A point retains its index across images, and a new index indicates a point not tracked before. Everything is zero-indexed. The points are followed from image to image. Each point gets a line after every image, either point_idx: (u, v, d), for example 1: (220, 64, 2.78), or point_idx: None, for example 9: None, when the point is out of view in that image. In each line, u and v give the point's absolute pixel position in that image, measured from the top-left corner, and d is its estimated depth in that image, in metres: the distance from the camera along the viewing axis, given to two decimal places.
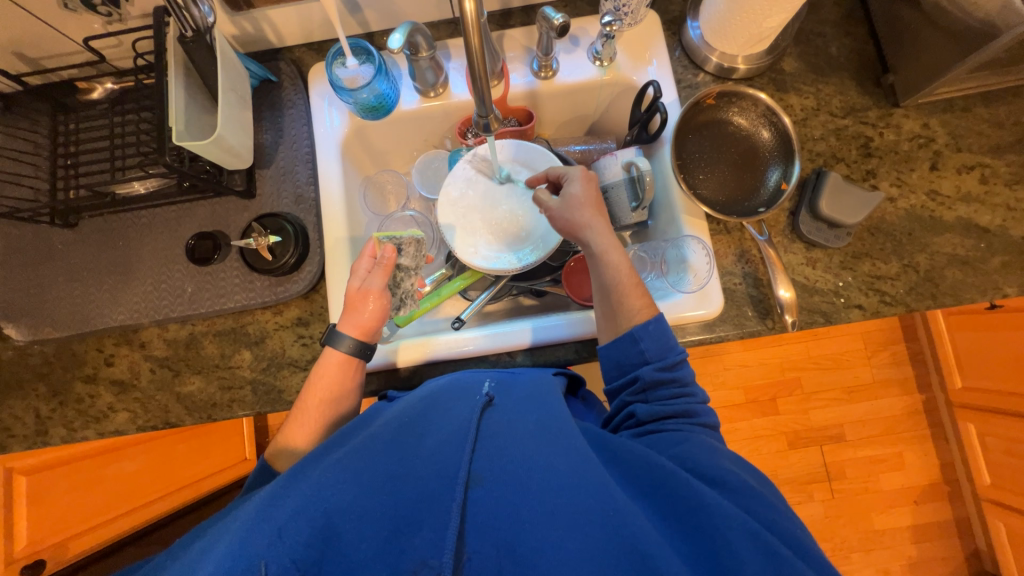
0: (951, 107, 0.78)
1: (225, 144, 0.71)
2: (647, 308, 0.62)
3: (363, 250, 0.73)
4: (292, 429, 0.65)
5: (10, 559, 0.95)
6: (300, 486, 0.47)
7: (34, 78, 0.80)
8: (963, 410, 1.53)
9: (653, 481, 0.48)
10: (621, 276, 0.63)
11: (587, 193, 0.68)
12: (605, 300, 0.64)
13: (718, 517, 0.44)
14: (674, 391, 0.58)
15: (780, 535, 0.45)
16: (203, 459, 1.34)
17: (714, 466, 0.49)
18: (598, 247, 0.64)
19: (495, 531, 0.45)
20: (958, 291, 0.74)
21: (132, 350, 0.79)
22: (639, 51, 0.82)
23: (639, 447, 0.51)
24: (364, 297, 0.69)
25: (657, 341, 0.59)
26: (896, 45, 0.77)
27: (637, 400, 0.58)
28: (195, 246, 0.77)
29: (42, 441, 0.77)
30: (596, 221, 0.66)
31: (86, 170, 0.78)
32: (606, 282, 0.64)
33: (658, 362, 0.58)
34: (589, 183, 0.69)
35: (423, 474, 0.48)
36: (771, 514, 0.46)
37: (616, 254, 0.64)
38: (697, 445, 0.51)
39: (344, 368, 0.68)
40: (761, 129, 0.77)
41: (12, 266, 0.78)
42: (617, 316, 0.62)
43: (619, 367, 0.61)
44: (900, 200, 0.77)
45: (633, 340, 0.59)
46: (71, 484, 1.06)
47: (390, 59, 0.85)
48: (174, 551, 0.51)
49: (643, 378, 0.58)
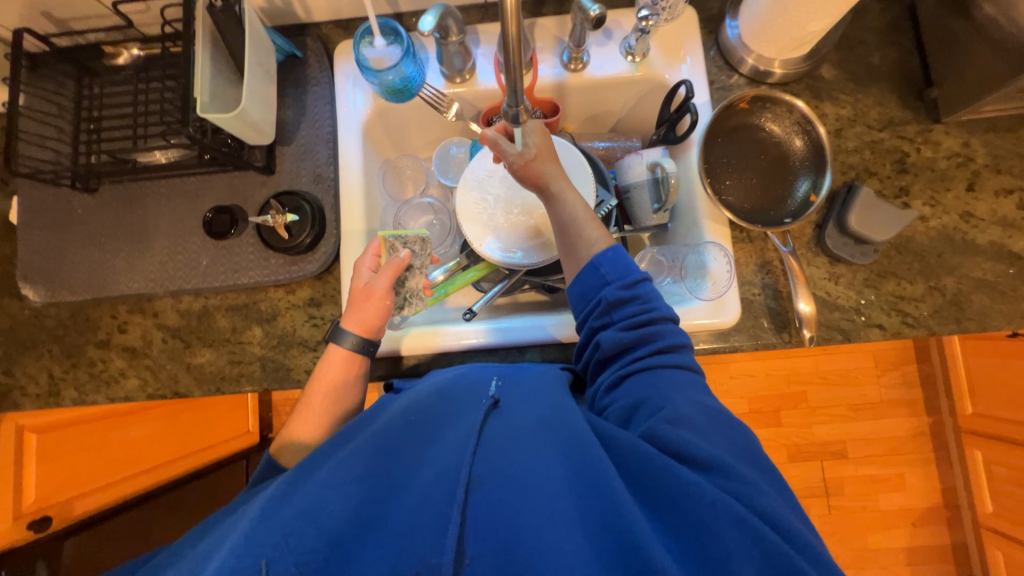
0: (994, 126, 0.75)
1: (249, 119, 0.71)
2: (605, 239, 0.62)
3: (369, 247, 0.73)
4: (297, 424, 0.66)
5: (17, 513, 0.98)
6: (304, 487, 0.47)
7: (61, 39, 0.80)
8: (972, 436, 1.50)
9: (644, 473, 0.47)
10: (579, 213, 0.64)
11: (541, 142, 0.67)
12: (564, 237, 0.65)
13: (715, 521, 0.42)
14: (638, 308, 0.57)
15: (778, 526, 0.43)
16: (209, 431, 1.37)
17: (704, 450, 0.47)
18: (555, 187, 0.65)
19: (495, 535, 0.44)
20: (984, 318, 0.72)
21: (145, 318, 0.80)
22: (673, 48, 0.80)
23: (624, 435, 0.49)
24: (367, 295, 0.68)
25: (618, 264, 0.59)
26: (943, 58, 0.74)
27: (603, 323, 0.58)
28: (212, 219, 0.77)
29: (54, 402, 0.78)
30: (552, 169, 0.66)
31: (108, 135, 0.78)
32: (565, 219, 0.64)
33: (620, 282, 0.58)
34: (543, 134, 0.68)
35: (426, 478, 0.48)
36: (768, 504, 0.44)
37: (573, 194, 0.65)
38: (676, 409, 0.50)
39: (348, 362, 0.68)
40: (794, 137, 0.75)
41: (31, 227, 0.79)
42: (576, 249, 0.63)
43: (585, 297, 0.60)
44: (932, 220, 0.74)
45: (592, 267, 0.59)
46: (82, 445, 1.09)
47: (418, 42, 0.84)
48: (182, 545, 0.51)
49: (606, 300, 0.57)
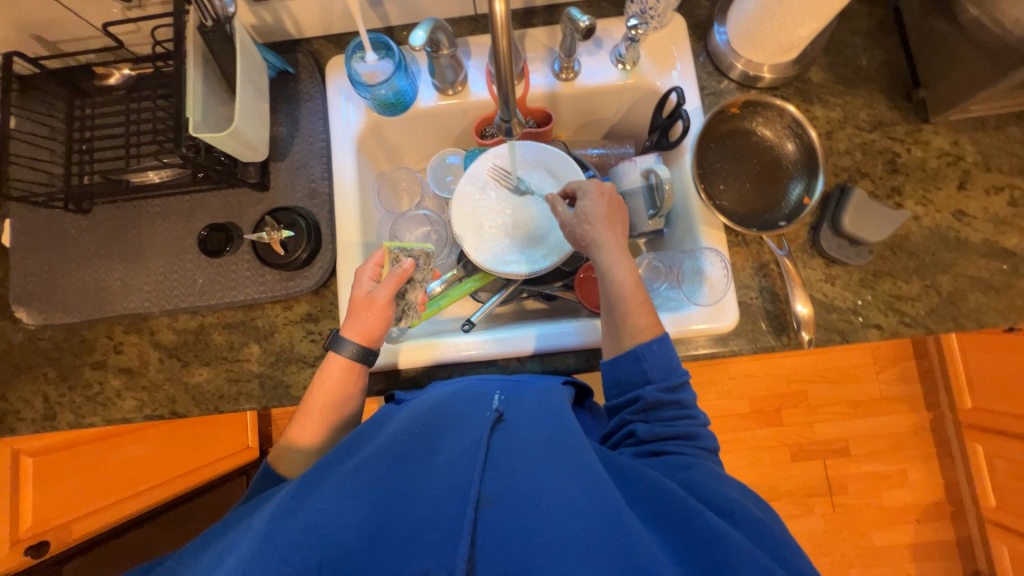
0: (982, 125, 0.76)
1: (242, 137, 0.71)
2: (652, 327, 0.63)
3: (372, 256, 0.72)
4: (296, 429, 0.65)
5: (16, 539, 0.97)
6: (311, 499, 0.46)
7: (52, 61, 0.80)
8: (972, 430, 1.50)
9: (662, 507, 0.49)
10: (626, 294, 0.65)
11: (597, 208, 0.69)
12: (611, 316, 0.66)
13: (729, 552, 0.44)
14: (675, 413, 0.59)
15: (777, 559, 0.47)
16: (209, 446, 1.37)
17: (718, 494, 0.50)
18: (604, 265, 0.67)
19: (507, 555, 0.44)
20: (980, 315, 0.72)
21: (141, 338, 0.79)
22: (664, 55, 0.80)
23: (650, 478, 0.51)
24: (369, 304, 0.68)
25: (661, 361, 0.60)
26: (929, 59, 0.75)
27: (638, 420, 0.59)
28: (207, 237, 0.77)
29: (50, 426, 0.77)
30: (606, 239, 0.68)
31: (101, 155, 0.78)
32: (612, 299, 0.66)
33: (660, 383, 0.59)
34: (602, 197, 0.70)
35: (434, 494, 0.47)
36: (772, 542, 0.48)
37: (622, 271, 0.66)
38: (703, 475, 0.53)
39: (347, 372, 0.68)
40: (785, 141, 0.75)
41: (25, 249, 0.78)
42: (621, 333, 0.64)
43: (619, 386, 0.62)
44: (925, 219, 0.75)
45: (637, 358, 0.61)
46: (78, 467, 1.08)
47: (410, 55, 0.84)
48: (183, 556, 0.49)
49: (645, 399, 0.59)
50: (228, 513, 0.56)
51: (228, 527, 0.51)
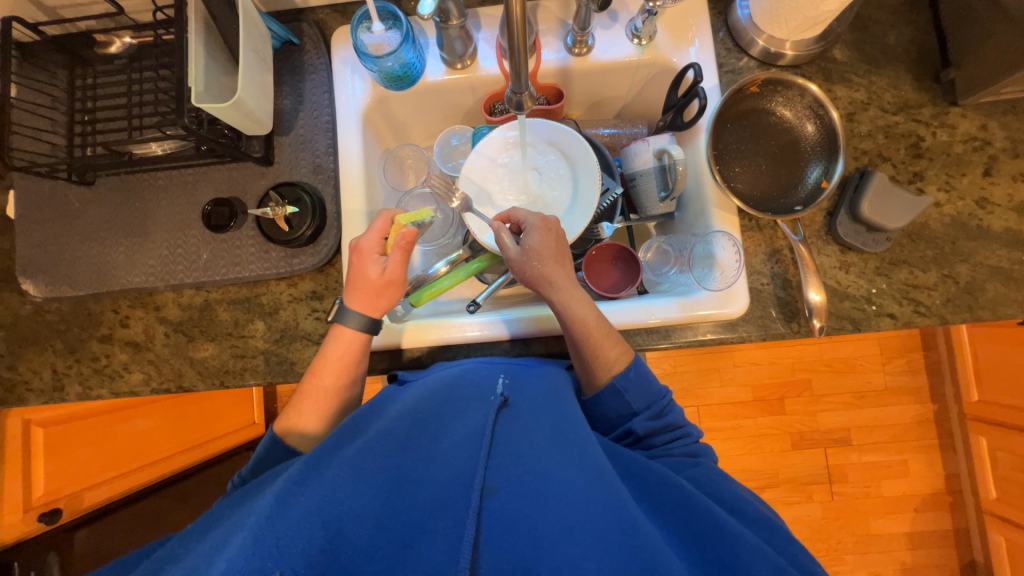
0: (1013, 109, 0.73)
1: (245, 109, 0.69)
2: (621, 358, 0.62)
3: (376, 224, 0.68)
4: (300, 409, 0.65)
5: (26, 506, 1.02)
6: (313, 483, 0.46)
7: (52, 27, 0.78)
8: (978, 424, 1.49)
9: (672, 504, 0.49)
10: (590, 331, 0.62)
11: (546, 245, 0.66)
12: (578, 353, 0.63)
13: (739, 546, 0.44)
14: (669, 436, 0.61)
15: (785, 556, 0.47)
16: (217, 421, 1.41)
17: (726, 493, 0.52)
18: (559, 305, 0.64)
19: (511, 548, 0.43)
20: (997, 305, 0.70)
21: (146, 313, 0.79)
22: (682, 29, 0.77)
23: (658, 470, 0.52)
24: (385, 283, 0.67)
25: (641, 390, 0.61)
26: (961, 37, 0.72)
27: (636, 450, 0.60)
28: (212, 212, 0.75)
29: (59, 397, 0.78)
30: (558, 277, 0.65)
31: (103, 126, 0.76)
32: (577, 336, 0.62)
33: (647, 412, 0.60)
34: (547, 233, 0.67)
35: (439, 480, 0.47)
36: (777, 537, 0.48)
37: (580, 308, 0.63)
38: (710, 473, 0.55)
39: (354, 347, 0.67)
40: (806, 122, 0.73)
41: (29, 221, 0.78)
42: (595, 369, 0.63)
43: (611, 422, 0.63)
44: (946, 205, 0.73)
45: (616, 391, 0.61)
46: (89, 439, 1.13)
47: (418, 26, 0.81)
48: (182, 540, 0.49)
49: (635, 431, 0.60)
50: (226, 496, 0.56)
51: (231, 508, 0.52)
